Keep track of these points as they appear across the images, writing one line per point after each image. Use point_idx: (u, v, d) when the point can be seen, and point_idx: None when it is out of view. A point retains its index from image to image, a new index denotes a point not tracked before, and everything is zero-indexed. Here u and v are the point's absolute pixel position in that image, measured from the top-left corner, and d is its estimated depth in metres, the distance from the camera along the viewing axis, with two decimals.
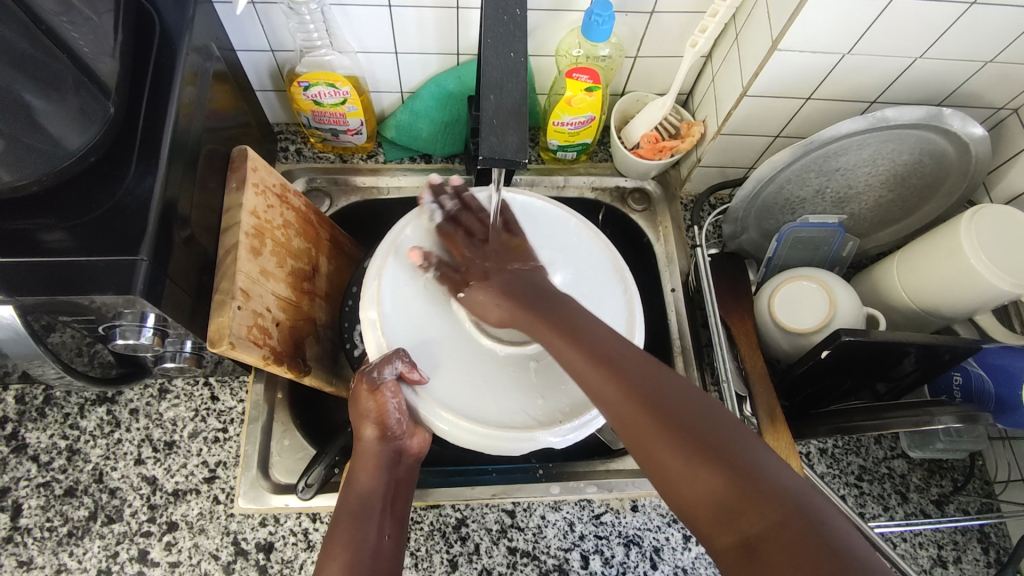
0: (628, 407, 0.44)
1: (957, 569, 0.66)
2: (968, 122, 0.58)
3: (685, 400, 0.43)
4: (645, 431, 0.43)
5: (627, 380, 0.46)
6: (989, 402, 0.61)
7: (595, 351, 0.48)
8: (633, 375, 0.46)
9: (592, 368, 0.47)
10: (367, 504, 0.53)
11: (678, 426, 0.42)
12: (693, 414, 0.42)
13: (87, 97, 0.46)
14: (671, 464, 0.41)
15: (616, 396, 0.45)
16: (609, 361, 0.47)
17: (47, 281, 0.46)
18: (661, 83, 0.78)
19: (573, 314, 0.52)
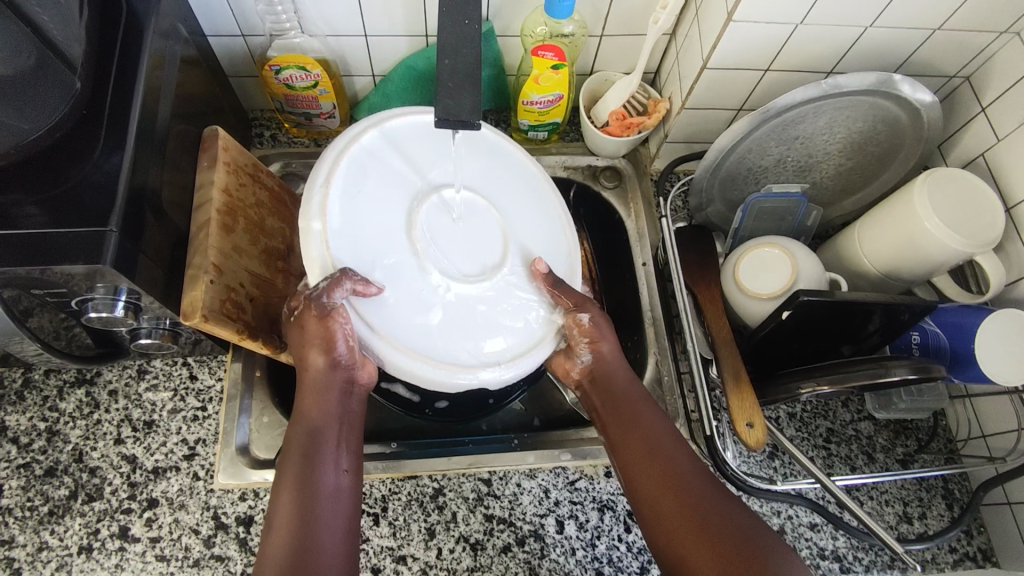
0: (673, 500, 0.50)
1: (922, 524, 0.68)
2: (917, 88, 0.60)
3: (731, 505, 0.50)
4: (681, 527, 0.49)
5: (683, 471, 0.52)
6: (945, 357, 0.63)
7: (656, 470, 0.52)
8: (688, 466, 0.52)
9: (646, 451, 0.53)
10: (318, 437, 0.51)
11: (716, 530, 0.48)
12: (735, 522, 0.48)
13: (53, 74, 0.47)
14: (696, 560, 0.47)
15: (662, 480, 0.51)
16: (659, 448, 0.53)
17: (19, 254, 0.47)
18: (628, 61, 0.79)
19: (636, 400, 0.57)
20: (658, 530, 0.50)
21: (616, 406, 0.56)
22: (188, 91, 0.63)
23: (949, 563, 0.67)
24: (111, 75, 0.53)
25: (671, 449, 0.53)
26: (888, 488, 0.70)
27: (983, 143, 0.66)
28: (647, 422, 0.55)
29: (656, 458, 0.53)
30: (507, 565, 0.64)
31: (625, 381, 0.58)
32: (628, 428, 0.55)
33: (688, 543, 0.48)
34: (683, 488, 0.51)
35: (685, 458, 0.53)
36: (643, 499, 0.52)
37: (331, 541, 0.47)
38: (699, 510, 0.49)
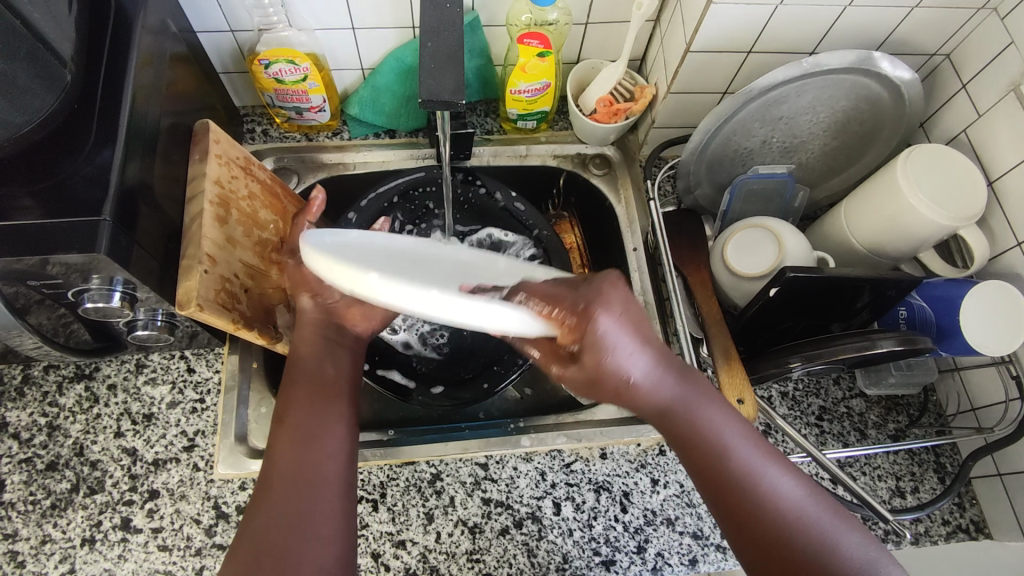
0: (770, 534, 0.45)
1: (914, 498, 0.69)
2: (897, 65, 0.61)
3: (829, 525, 0.46)
4: (785, 563, 0.45)
5: (775, 494, 0.47)
6: (932, 330, 0.64)
7: (752, 498, 0.46)
8: (779, 487, 0.47)
9: (729, 479, 0.47)
10: (309, 371, 0.55)
11: (820, 560, 0.44)
12: (838, 550, 0.45)
13: (43, 68, 0.47)
14: None
15: (755, 510, 0.46)
16: (736, 465, 0.48)
17: (13, 246, 0.48)
18: (613, 49, 0.80)
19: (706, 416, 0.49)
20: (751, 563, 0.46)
21: (677, 425, 0.49)
22: (179, 87, 0.64)
23: (942, 535, 0.68)
24: (100, 69, 0.54)
25: (756, 466, 0.48)
26: (880, 463, 0.71)
27: (964, 120, 0.67)
28: (727, 448, 0.48)
29: (739, 484, 0.47)
30: (505, 547, 0.65)
31: (682, 393, 0.49)
32: (696, 447, 0.49)
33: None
34: (776, 514, 0.46)
35: (773, 478, 0.47)
36: (732, 527, 0.47)
37: (317, 456, 0.50)
38: (800, 539, 0.45)
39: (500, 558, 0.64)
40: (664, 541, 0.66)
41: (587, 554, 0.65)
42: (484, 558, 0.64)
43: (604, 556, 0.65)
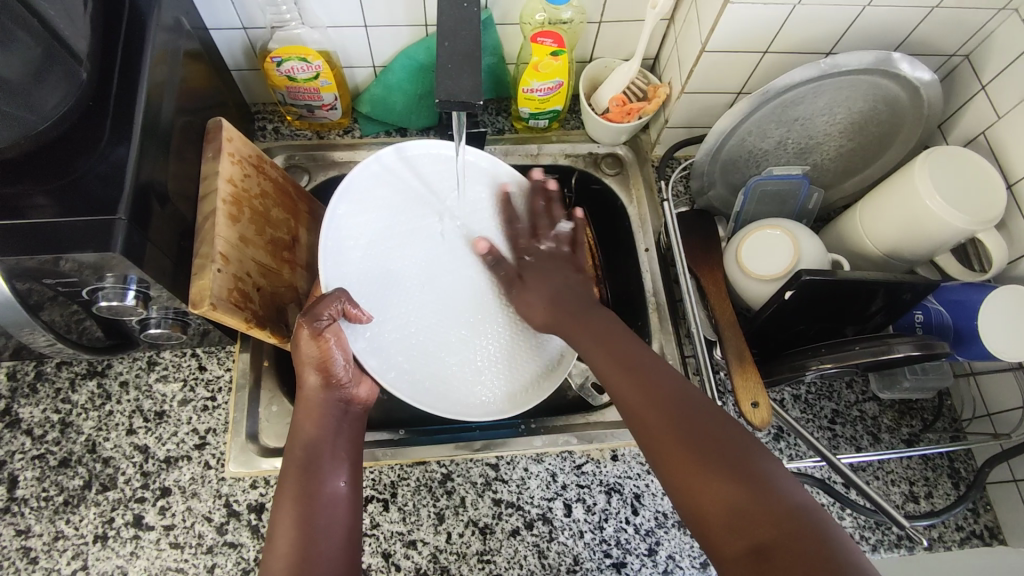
0: (657, 411, 0.50)
1: (928, 503, 0.68)
2: (917, 66, 0.60)
3: (710, 407, 0.50)
4: (669, 438, 0.48)
5: (659, 383, 0.52)
6: (949, 334, 0.64)
7: (637, 377, 0.52)
8: (664, 377, 0.52)
9: (619, 366, 0.54)
10: (315, 448, 0.56)
11: (702, 434, 0.47)
12: (713, 421, 0.48)
13: (58, 66, 0.47)
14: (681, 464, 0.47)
15: (646, 395, 0.51)
16: (639, 371, 0.53)
17: (28, 244, 0.48)
18: (627, 48, 0.80)
19: (633, 347, 0.55)
20: (650, 445, 0.49)
21: (590, 338, 0.58)
22: (192, 85, 0.64)
23: (956, 541, 0.67)
24: (115, 67, 0.54)
25: (646, 363, 0.54)
26: (893, 468, 0.70)
27: (984, 122, 0.66)
28: (627, 350, 0.55)
29: (627, 373, 0.53)
30: (516, 549, 0.65)
31: (587, 316, 0.60)
32: (602, 352, 0.56)
33: (679, 448, 0.47)
34: (663, 398, 0.50)
35: (660, 369, 0.53)
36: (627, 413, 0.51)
37: (329, 532, 0.52)
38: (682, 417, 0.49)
39: (511, 559, 0.64)
40: (675, 543, 0.65)
41: (598, 556, 0.65)
42: (495, 558, 0.64)
43: (615, 558, 0.65)
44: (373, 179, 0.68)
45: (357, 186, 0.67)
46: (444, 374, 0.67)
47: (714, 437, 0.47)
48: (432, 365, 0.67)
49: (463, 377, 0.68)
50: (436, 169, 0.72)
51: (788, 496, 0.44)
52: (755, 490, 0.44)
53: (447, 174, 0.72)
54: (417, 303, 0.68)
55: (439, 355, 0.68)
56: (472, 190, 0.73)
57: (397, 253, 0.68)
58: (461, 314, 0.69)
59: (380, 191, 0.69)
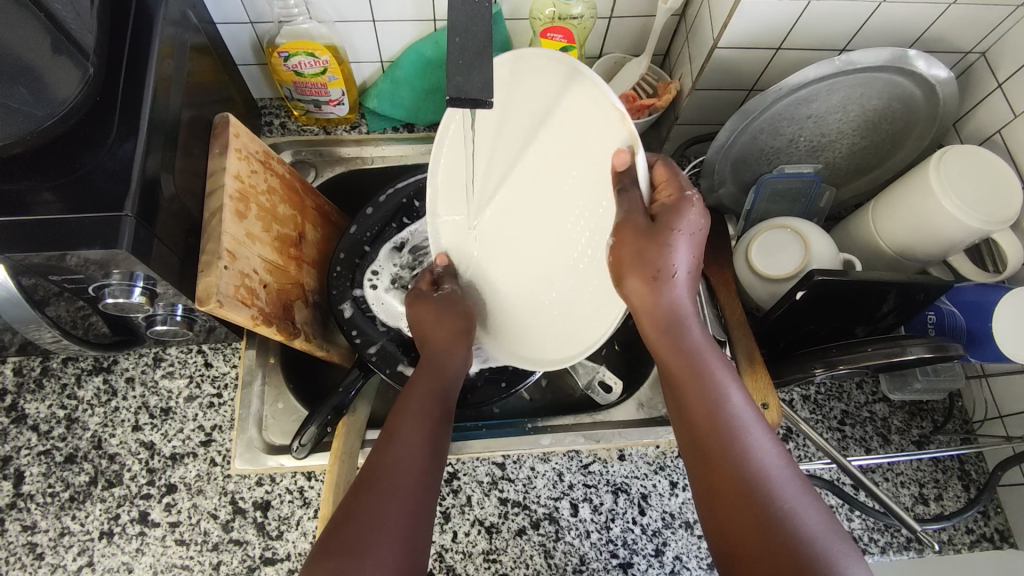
0: (734, 494, 0.42)
1: (938, 506, 0.68)
2: (933, 63, 0.59)
3: (803, 509, 0.41)
4: (741, 528, 0.41)
5: (745, 458, 0.43)
6: (961, 336, 0.63)
7: (705, 404, 0.45)
8: (754, 451, 0.43)
9: (687, 379, 0.47)
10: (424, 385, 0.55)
11: (780, 541, 0.39)
12: (799, 526, 0.40)
13: (65, 62, 0.47)
14: (734, 522, 0.42)
15: (727, 477, 0.43)
16: (710, 395, 0.46)
17: (34, 240, 0.47)
18: (637, 44, 0.79)
19: (714, 357, 0.48)
20: (717, 522, 0.43)
21: (678, 373, 0.47)
22: (198, 80, 0.63)
23: (966, 543, 0.67)
24: (122, 61, 0.53)
25: (737, 432, 0.44)
26: (903, 469, 0.70)
27: (1000, 120, 0.65)
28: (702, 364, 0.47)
29: (693, 396, 0.46)
30: (522, 548, 0.64)
31: (682, 344, 0.47)
32: (685, 397, 0.47)
33: (749, 545, 0.40)
34: (744, 478, 0.42)
35: (752, 440, 0.44)
36: (701, 479, 0.44)
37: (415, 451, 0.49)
38: (760, 510, 0.41)
39: (517, 558, 0.64)
40: (683, 544, 0.65)
41: (604, 557, 0.64)
42: (501, 558, 0.64)
43: (622, 558, 0.64)
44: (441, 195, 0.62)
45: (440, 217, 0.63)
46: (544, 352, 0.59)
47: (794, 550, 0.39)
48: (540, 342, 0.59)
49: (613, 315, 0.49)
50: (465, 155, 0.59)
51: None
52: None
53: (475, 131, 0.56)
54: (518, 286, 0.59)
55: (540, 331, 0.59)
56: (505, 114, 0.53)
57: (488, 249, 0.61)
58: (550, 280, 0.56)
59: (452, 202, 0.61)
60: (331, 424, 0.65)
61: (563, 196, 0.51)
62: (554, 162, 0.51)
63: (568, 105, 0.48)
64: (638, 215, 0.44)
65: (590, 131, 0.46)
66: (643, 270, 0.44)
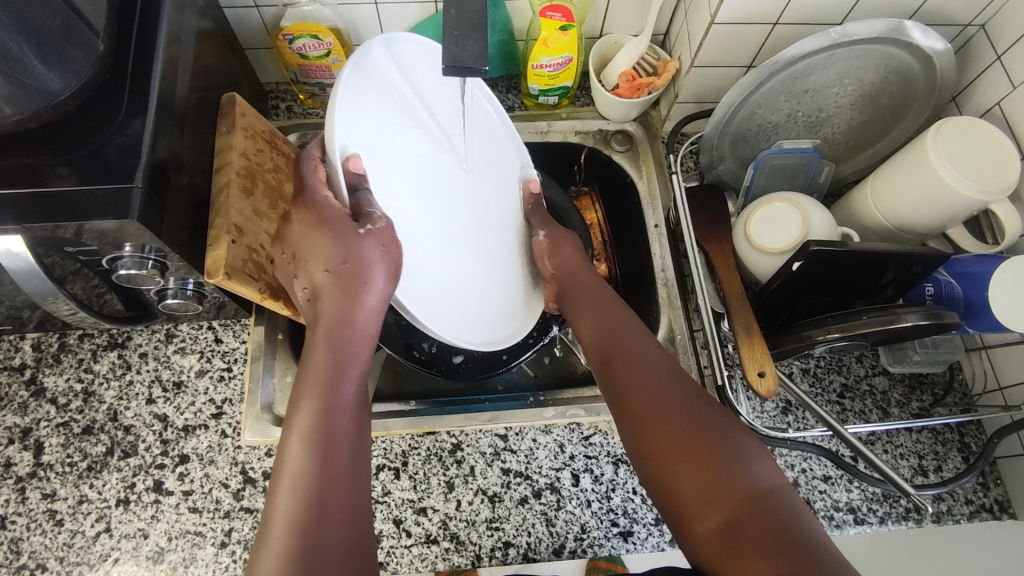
0: (643, 400, 0.49)
1: (937, 476, 0.68)
2: (929, 34, 0.60)
3: (689, 392, 0.49)
4: (652, 428, 0.48)
5: (651, 371, 0.51)
6: (959, 305, 0.63)
7: (621, 341, 0.55)
8: (645, 353, 0.53)
9: (596, 319, 0.58)
10: (335, 338, 0.47)
11: (684, 427, 0.47)
12: (700, 419, 0.47)
13: (76, 40, 0.49)
14: (642, 425, 0.49)
15: (636, 386, 0.51)
16: (616, 332, 0.56)
17: (48, 211, 0.49)
18: (637, 23, 0.80)
19: (613, 303, 0.60)
20: (630, 425, 0.50)
21: (592, 316, 0.59)
22: (205, 63, 0.65)
23: (965, 514, 0.67)
24: (130, 42, 0.55)
25: (636, 350, 0.54)
26: (903, 441, 0.70)
27: (999, 92, 0.65)
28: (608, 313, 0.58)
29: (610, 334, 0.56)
30: (524, 517, 0.66)
31: (586, 287, 0.62)
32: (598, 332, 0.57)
33: (657, 431, 0.48)
34: (649, 386, 0.50)
35: (645, 353, 0.53)
36: (612, 390, 0.52)
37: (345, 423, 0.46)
38: (667, 411, 0.48)
39: (519, 526, 0.65)
40: None
41: (605, 525, 0.66)
42: (503, 526, 0.65)
43: (622, 527, 0.66)
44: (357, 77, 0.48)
45: (362, 104, 0.48)
46: (447, 309, 0.57)
47: (692, 431, 0.46)
48: (453, 304, 0.58)
49: (490, 314, 0.64)
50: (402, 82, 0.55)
51: (757, 483, 0.44)
52: (710, 465, 0.45)
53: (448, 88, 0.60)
54: (434, 246, 0.57)
55: (455, 282, 0.59)
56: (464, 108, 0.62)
57: (399, 178, 0.53)
58: (486, 247, 0.64)
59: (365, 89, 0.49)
60: None
61: (478, 214, 0.64)
62: (470, 194, 0.63)
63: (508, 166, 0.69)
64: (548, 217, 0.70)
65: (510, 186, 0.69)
66: (567, 248, 0.66)
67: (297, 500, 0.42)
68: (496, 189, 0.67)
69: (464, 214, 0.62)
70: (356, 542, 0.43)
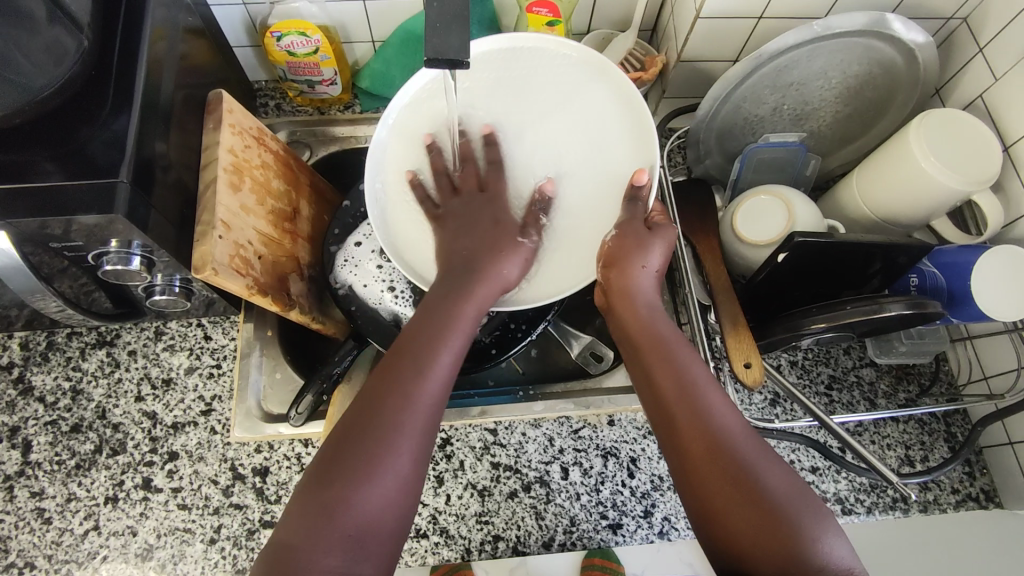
0: (708, 456, 0.46)
1: (923, 466, 0.69)
2: (911, 27, 0.60)
3: (760, 456, 0.46)
4: (716, 487, 0.45)
5: (715, 420, 0.47)
6: (943, 296, 0.63)
7: (678, 376, 0.50)
8: (711, 398, 0.49)
9: (653, 349, 0.53)
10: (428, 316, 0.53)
11: (752, 497, 0.44)
12: (771, 485, 0.45)
13: (59, 35, 0.49)
14: (707, 482, 0.46)
15: (697, 436, 0.47)
16: (675, 366, 0.51)
17: (33, 207, 0.49)
18: (624, 19, 0.80)
19: (675, 331, 0.54)
20: (689, 476, 0.47)
21: (647, 349, 0.53)
22: (192, 60, 0.65)
23: (951, 503, 0.68)
24: (116, 38, 0.55)
25: (700, 391, 0.49)
26: (890, 431, 0.71)
27: (981, 84, 0.66)
28: (668, 342, 0.53)
29: (662, 366, 0.51)
30: (513, 510, 0.66)
31: (645, 313, 0.55)
32: (655, 370, 0.51)
33: (721, 491, 0.45)
34: (714, 441, 0.46)
35: (713, 401, 0.49)
36: (670, 437, 0.49)
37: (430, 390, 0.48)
38: (736, 478, 0.45)
39: (509, 520, 0.65)
40: (671, 505, 0.66)
41: (594, 518, 0.66)
42: (493, 520, 0.65)
43: (611, 519, 0.66)
44: (411, 115, 0.63)
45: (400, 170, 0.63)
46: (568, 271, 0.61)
47: (761, 501, 0.44)
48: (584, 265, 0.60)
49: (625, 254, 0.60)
50: (429, 115, 0.63)
51: (827, 563, 0.42)
52: (780, 540, 0.43)
53: (486, 75, 0.62)
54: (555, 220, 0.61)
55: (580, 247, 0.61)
56: (510, 77, 0.62)
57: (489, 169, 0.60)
58: (592, 188, 0.61)
59: (418, 132, 0.63)
60: (326, 392, 0.67)
61: (567, 160, 0.61)
62: (550, 148, 0.61)
63: (575, 92, 0.62)
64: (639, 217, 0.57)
65: (587, 115, 0.62)
66: (633, 259, 0.56)
67: (346, 469, 0.45)
68: (570, 120, 0.62)
69: (562, 171, 0.61)
70: (394, 521, 0.45)
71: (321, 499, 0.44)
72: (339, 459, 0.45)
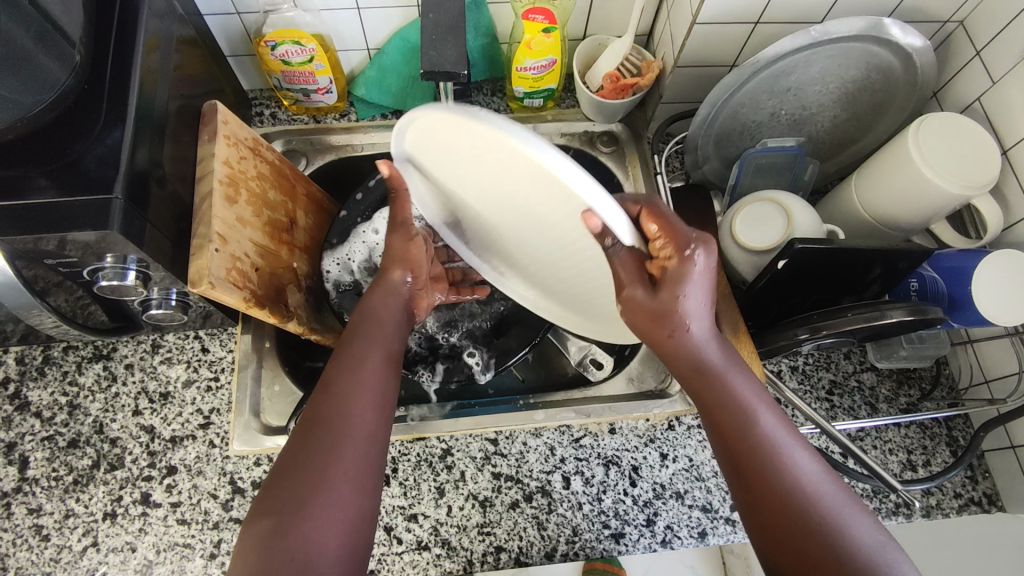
0: (783, 525, 0.42)
1: (926, 471, 0.69)
2: (907, 31, 0.60)
3: (847, 515, 0.42)
4: (798, 555, 0.41)
5: (791, 481, 0.43)
6: (943, 301, 0.63)
7: (742, 436, 0.45)
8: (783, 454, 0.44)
9: (715, 403, 0.47)
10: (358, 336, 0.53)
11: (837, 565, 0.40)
12: (858, 547, 0.41)
13: (50, 50, 0.48)
14: (787, 548, 0.42)
15: (771, 501, 0.43)
16: (739, 423, 0.46)
17: (26, 223, 0.49)
18: (620, 24, 0.80)
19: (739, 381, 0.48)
20: (768, 543, 0.43)
21: (714, 409, 0.47)
22: (186, 71, 0.65)
23: (953, 507, 0.68)
24: (108, 51, 0.54)
25: (773, 452, 0.44)
26: (892, 436, 0.70)
27: (979, 87, 0.66)
28: (733, 398, 0.47)
29: (730, 426, 0.46)
30: (515, 521, 0.66)
31: (706, 367, 0.48)
32: (723, 429, 0.46)
33: (804, 563, 0.41)
34: (790, 507, 0.42)
35: (786, 459, 0.44)
36: (746, 501, 0.45)
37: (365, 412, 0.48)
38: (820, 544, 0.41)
39: (511, 531, 0.65)
40: (673, 514, 0.66)
41: (597, 527, 0.65)
42: (495, 531, 0.65)
43: (613, 529, 0.65)
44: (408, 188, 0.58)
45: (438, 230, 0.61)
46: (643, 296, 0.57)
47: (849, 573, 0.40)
48: None
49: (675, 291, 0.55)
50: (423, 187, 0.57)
51: None
52: None
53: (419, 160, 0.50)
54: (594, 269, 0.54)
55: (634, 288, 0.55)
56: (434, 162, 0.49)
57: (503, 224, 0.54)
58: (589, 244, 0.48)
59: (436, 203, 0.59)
60: None
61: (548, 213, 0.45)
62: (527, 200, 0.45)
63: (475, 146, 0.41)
64: (638, 286, 0.45)
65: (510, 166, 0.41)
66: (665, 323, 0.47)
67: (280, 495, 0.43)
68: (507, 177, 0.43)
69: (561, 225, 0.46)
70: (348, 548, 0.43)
71: (265, 526, 0.42)
72: (284, 484, 0.44)
